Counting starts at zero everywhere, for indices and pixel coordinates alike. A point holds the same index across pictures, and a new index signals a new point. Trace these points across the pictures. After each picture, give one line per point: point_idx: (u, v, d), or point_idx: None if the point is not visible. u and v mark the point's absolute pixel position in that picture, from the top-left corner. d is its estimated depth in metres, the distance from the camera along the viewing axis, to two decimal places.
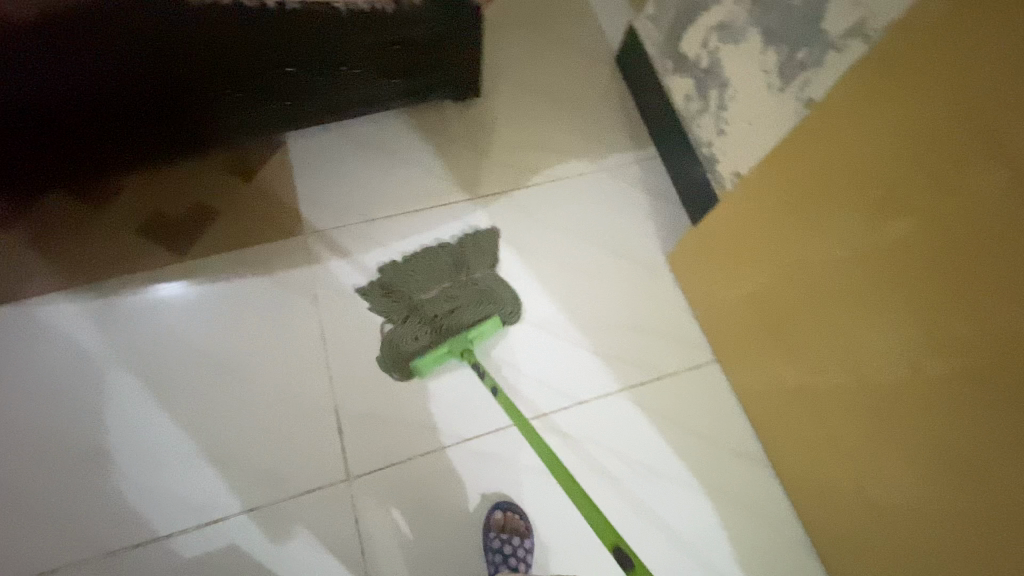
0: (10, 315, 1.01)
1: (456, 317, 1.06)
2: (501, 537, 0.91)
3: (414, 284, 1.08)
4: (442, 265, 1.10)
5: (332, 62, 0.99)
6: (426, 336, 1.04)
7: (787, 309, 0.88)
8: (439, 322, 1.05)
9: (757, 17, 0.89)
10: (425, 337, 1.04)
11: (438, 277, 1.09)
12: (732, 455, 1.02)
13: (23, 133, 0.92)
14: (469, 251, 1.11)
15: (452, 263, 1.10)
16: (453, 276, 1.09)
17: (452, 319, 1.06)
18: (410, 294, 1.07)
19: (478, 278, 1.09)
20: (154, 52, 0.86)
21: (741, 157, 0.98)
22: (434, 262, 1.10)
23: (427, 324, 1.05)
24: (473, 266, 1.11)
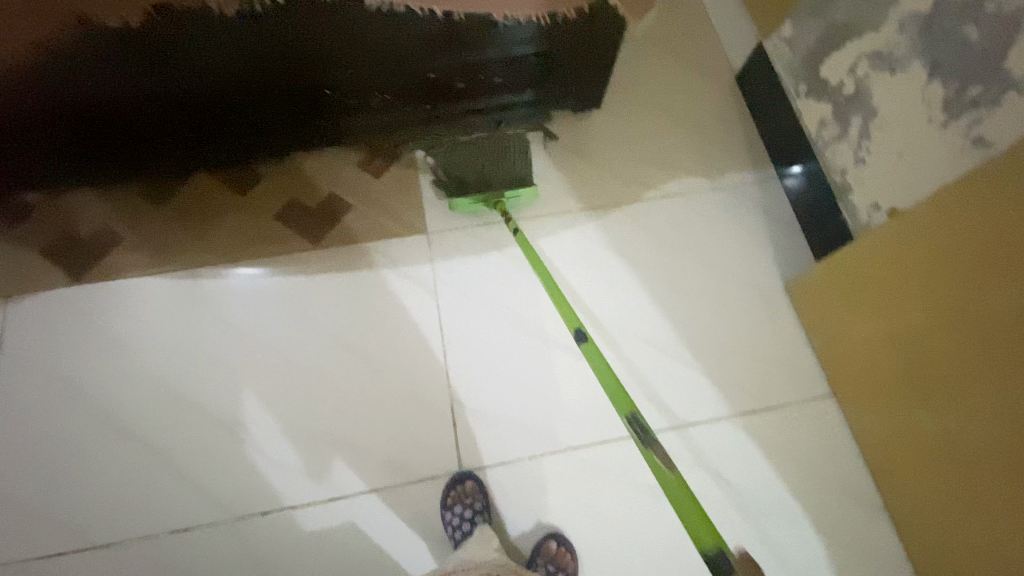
0: (160, 285, 1.10)
1: (496, 174, 1.12)
2: (547, 567, 0.92)
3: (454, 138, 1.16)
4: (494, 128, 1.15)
5: (474, 70, 1.03)
6: (464, 185, 1.12)
7: (933, 354, 0.85)
8: (480, 181, 1.11)
9: (922, 47, 0.86)
10: (465, 186, 1.11)
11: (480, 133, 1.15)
12: (845, 495, 1.00)
13: (185, 113, 1.00)
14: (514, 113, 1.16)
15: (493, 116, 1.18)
16: (491, 126, 1.17)
17: (488, 175, 1.12)
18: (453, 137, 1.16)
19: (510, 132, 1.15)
20: (313, 50, 0.92)
21: (883, 189, 0.96)
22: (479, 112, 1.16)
23: (468, 180, 1.11)
24: (512, 121, 1.18)
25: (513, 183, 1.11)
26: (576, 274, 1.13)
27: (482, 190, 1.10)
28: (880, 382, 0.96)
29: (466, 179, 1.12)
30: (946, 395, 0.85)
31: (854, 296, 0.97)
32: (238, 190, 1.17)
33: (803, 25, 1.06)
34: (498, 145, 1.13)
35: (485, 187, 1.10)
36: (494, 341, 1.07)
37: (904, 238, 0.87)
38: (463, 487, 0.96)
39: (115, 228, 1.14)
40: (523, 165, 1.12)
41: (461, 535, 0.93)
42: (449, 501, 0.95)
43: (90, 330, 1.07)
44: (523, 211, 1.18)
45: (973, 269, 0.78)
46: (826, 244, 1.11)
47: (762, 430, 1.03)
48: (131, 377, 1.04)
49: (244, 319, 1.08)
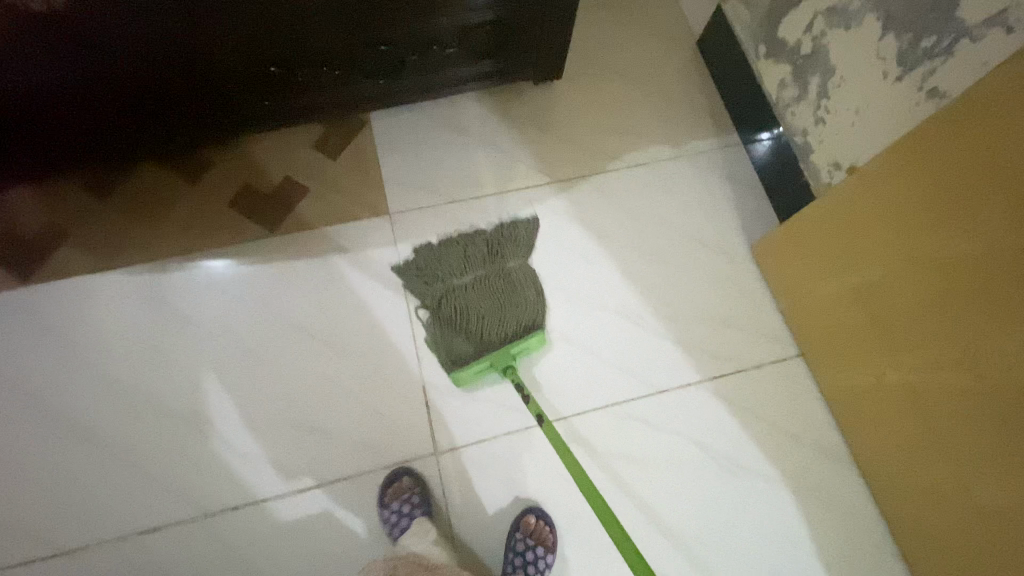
0: (110, 282, 1.06)
1: (500, 327, 1.01)
2: (526, 541, 0.92)
3: (450, 287, 1.04)
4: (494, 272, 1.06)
5: (427, 41, 0.99)
6: (468, 345, 1.01)
7: (896, 306, 0.87)
8: (484, 335, 1.01)
9: (876, 0, 0.86)
10: (468, 347, 1.01)
11: (478, 275, 1.05)
12: (814, 451, 1.02)
13: (122, 99, 0.94)
14: (511, 247, 1.09)
15: (488, 253, 1.07)
16: (488, 267, 1.06)
17: (491, 326, 1.01)
18: (445, 280, 1.05)
19: (511, 269, 1.07)
20: (253, 23, 0.87)
21: (842, 147, 0.96)
22: (477, 252, 1.07)
23: (471, 338, 1.01)
24: (508, 255, 1.08)
25: (519, 333, 1.01)
26: (541, 248, 1.11)
27: (488, 346, 1.00)
28: (847, 338, 0.97)
29: (468, 336, 1.01)
30: (909, 346, 0.86)
31: (821, 255, 0.97)
32: (188, 178, 1.12)
33: None
34: (501, 289, 1.04)
35: (490, 344, 1.00)
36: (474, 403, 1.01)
37: (868, 193, 0.86)
38: (399, 483, 0.95)
39: (59, 224, 1.08)
40: (530, 312, 1.03)
41: (397, 532, 0.91)
42: (387, 498, 0.94)
43: (40, 332, 1.03)
44: (529, 362, 1.05)
45: (934, 221, 0.78)
46: (790, 206, 1.11)
47: (733, 392, 1.05)
48: (89, 378, 1.01)
49: (205, 313, 1.05)
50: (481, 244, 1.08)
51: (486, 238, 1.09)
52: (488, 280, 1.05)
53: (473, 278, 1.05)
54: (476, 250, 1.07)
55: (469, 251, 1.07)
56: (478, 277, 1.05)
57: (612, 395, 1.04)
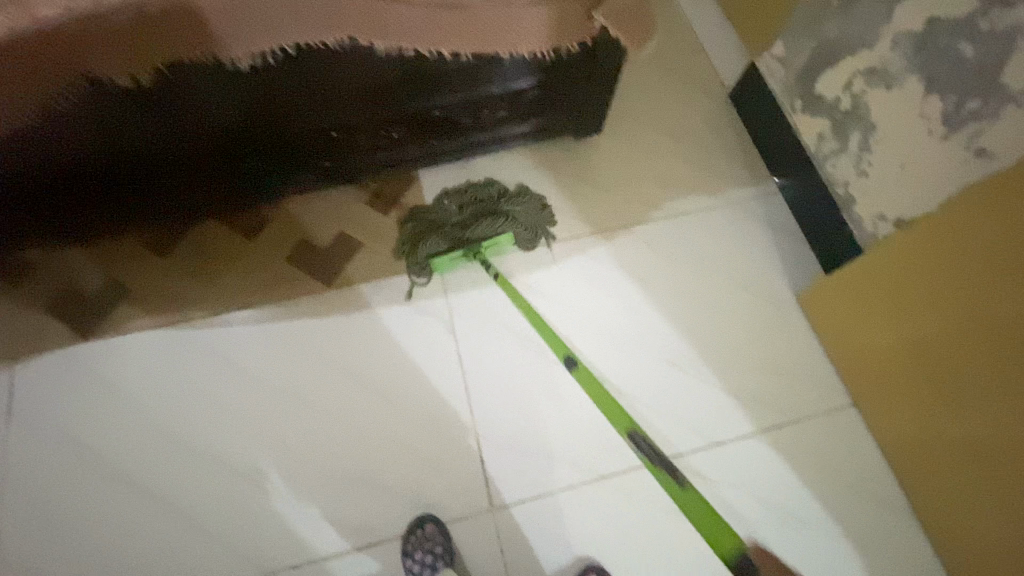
0: (171, 337, 1.08)
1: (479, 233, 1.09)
2: None
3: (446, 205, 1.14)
4: (485, 196, 1.15)
5: (479, 104, 1.04)
6: (443, 243, 1.08)
7: (954, 359, 0.87)
8: (460, 235, 1.09)
9: (917, 64, 0.89)
10: (443, 243, 1.08)
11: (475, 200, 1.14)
12: (875, 503, 1.00)
13: (192, 163, 0.99)
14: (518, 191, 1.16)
15: (496, 194, 1.15)
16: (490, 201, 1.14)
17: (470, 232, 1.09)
18: (442, 207, 1.14)
19: (509, 206, 1.13)
20: (321, 94, 0.92)
21: (887, 200, 0.99)
22: (481, 188, 1.16)
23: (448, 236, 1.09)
24: (514, 200, 1.15)
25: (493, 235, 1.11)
26: (589, 298, 1.13)
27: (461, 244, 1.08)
28: (904, 390, 0.97)
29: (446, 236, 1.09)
30: (971, 401, 0.86)
31: (874, 306, 0.98)
32: (245, 234, 1.16)
33: (795, 45, 1.10)
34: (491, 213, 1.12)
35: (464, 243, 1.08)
36: (489, 363, 1.07)
37: (922, 248, 0.89)
38: (422, 530, 0.94)
39: (122, 280, 1.12)
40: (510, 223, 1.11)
41: None
42: (409, 549, 0.94)
43: (102, 387, 1.05)
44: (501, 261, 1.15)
45: (992, 278, 0.80)
46: (833, 255, 1.13)
47: (787, 443, 1.04)
48: (148, 433, 1.02)
49: (262, 366, 1.07)
50: (489, 185, 1.16)
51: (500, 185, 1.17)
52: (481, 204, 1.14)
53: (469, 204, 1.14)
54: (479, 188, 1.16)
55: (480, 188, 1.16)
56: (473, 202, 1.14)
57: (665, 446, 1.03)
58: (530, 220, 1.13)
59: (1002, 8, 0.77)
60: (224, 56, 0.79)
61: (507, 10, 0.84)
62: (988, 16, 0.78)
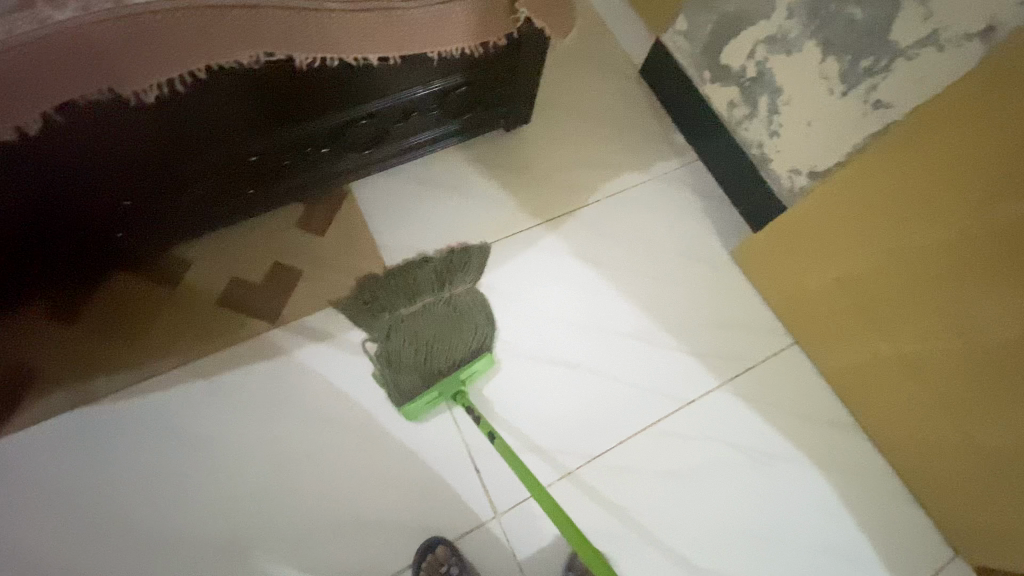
0: (98, 414, 0.95)
1: (448, 356, 1.01)
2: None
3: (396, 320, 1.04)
4: (430, 294, 1.06)
5: (408, 107, 1.00)
6: (415, 377, 0.99)
7: (881, 290, 0.98)
8: (430, 366, 1.00)
9: (813, 29, 0.98)
10: (413, 379, 0.99)
11: (425, 302, 1.06)
12: (827, 426, 1.13)
13: (93, 218, 0.86)
14: (455, 266, 1.10)
15: (436, 282, 1.07)
16: (435, 294, 1.06)
17: (440, 354, 1.01)
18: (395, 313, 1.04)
19: (460, 298, 1.07)
20: (236, 117, 0.83)
21: (799, 156, 1.08)
22: (420, 273, 1.08)
23: (418, 369, 1.00)
24: (458, 285, 1.09)
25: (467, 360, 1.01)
26: (529, 318, 1.12)
27: (434, 375, 0.99)
28: (840, 322, 1.08)
29: (415, 368, 1.00)
30: (898, 323, 0.98)
31: (802, 251, 1.08)
32: (163, 283, 1.03)
33: (698, 19, 1.16)
34: (451, 318, 1.04)
35: (436, 375, 0.99)
36: None
37: (846, 195, 0.98)
38: (434, 554, 0.92)
39: (23, 362, 0.96)
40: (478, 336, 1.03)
41: None
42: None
43: (27, 489, 0.91)
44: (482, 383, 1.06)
45: (901, 211, 0.91)
46: (757, 211, 1.22)
47: (749, 390, 1.13)
48: (95, 527, 0.90)
49: (218, 425, 0.97)
50: (430, 271, 1.08)
51: (435, 265, 1.09)
52: (436, 308, 1.05)
53: (423, 308, 1.05)
54: (422, 279, 1.07)
55: (419, 275, 1.07)
56: (428, 307, 1.05)
57: (647, 416, 1.08)
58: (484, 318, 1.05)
59: None
60: (128, 92, 0.70)
61: (430, 9, 0.80)
62: None
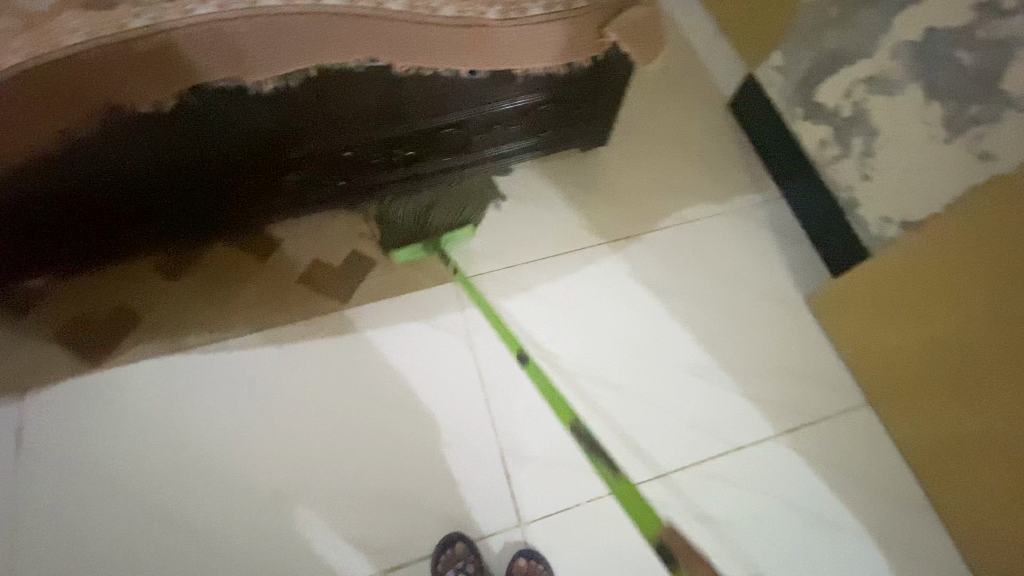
0: (184, 361, 1.07)
1: (437, 222, 1.12)
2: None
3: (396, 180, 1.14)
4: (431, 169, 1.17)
5: (491, 119, 1.05)
6: (403, 231, 1.12)
7: (972, 358, 0.89)
8: (420, 225, 1.12)
9: (918, 72, 0.93)
10: (402, 234, 1.12)
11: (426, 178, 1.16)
12: (895, 501, 1.02)
13: (206, 187, 0.98)
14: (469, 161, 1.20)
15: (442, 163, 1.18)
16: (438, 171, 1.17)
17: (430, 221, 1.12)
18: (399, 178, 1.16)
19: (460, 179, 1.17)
20: (336, 113, 0.92)
21: (892, 203, 1.01)
22: None
23: (409, 223, 1.12)
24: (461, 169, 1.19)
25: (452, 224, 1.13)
26: (581, 335, 1.12)
27: (420, 232, 1.12)
28: (922, 388, 0.98)
29: (409, 223, 1.12)
30: (991, 397, 0.88)
31: (885, 306, 1.00)
32: (255, 255, 1.15)
33: (793, 55, 1.13)
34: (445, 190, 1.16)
35: (424, 234, 1.12)
36: (512, 372, 1.08)
37: (935, 246, 0.91)
38: (453, 549, 0.94)
39: (132, 307, 1.11)
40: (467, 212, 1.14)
41: None
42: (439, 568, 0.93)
43: (117, 416, 1.04)
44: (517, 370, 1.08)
45: (1004, 274, 0.82)
46: (840, 257, 1.15)
47: (807, 445, 1.05)
48: (165, 460, 1.01)
49: (279, 389, 1.06)
50: None
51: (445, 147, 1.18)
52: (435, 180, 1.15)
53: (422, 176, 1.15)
54: None
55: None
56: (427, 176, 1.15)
57: (689, 453, 1.04)
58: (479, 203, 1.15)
59: (998, 19, 0.81)
60: (250, 81, 0.81)
61: (521, 28, 0.85)
62: (986, 25, 0.82)
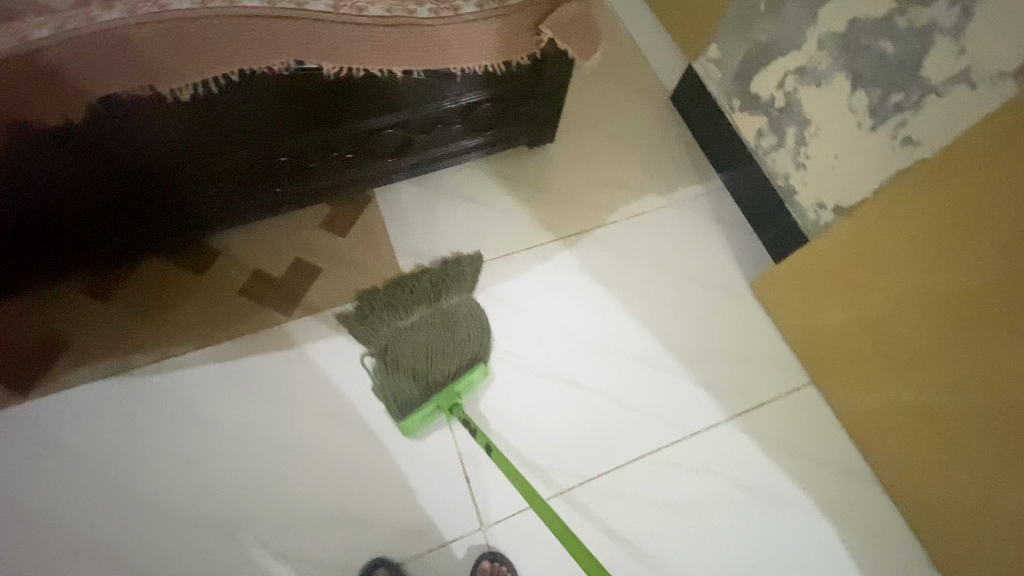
0: (120, 386, 1.01)
1: (444, 367, 1.02)
2: None
3: (393, 326, 1.06)
4: (421, 302, 1.08)
5: (432, 119, 1.03)
6: (414, 388, 1.01)
7: (904, 335, 0.94)
8: (430, 376, 1.01)
9: (844, 62, 0.96)
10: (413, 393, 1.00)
11: (421, 314, 1.07)
12: (839, 473, 1.07)
13: (132, 203, 0.92)
14: (454, 279, 1.11)
15: (432, 292, 1.09)
16: (431, 304, 1.08)
17: (439, 367, 1.02)
18: (393, 324, 1.06)
19: (454, 306, 1.08)
20: (267, 119, 0.89)
21: (825, 190, 1.05)
22: (416, 283, 1.10)
23: (418, 378, 1.01)
24: (453, 294, 1.09)
25: (461, 370, 1.02)
26: (535, 334, 1.12)
27: (432, 388, 1.01)
28: (861, 365, 1.03)
29: (415, 375, 1.02)
30: (923, 370, 0.93)
31: (822, 289, 1.05)
32: (193, 270, 1.09)
33: (728, 48, 1.16)
34: (444, 326, 1.05)
35: (434, 391, 1.00)
36: None
37: (867, 233, 0.95)
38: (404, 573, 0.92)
39: (58, 332, 1.04)
40: (472, 345, 1.04)
41: None
42: None
43: (48, 451, 0.97)
44: None
45: (929, 254, 0.87)
46: (780, 243, 1.19)
47: (757, 427, 1.09)
48: (105, 493, 0.96)
49: (225, 409, 1.01)
50: (426, 282, 1.10)
51: (431, 277, 1.11)
52: (432, 319, 1.06)
53: (417, 317, 1.06)
54: (420, 288, 1.09)
55: (414, 287, 1.09)
56: (424, 315, 1.07)
57: (646, 443, 1.06)
58: (478, 335, 1.06)
59: (917, 7, 0.84)
60: (164, 89, 0.75)
61: (453, 26, 0.83)
62: (905, 16, 0.86)
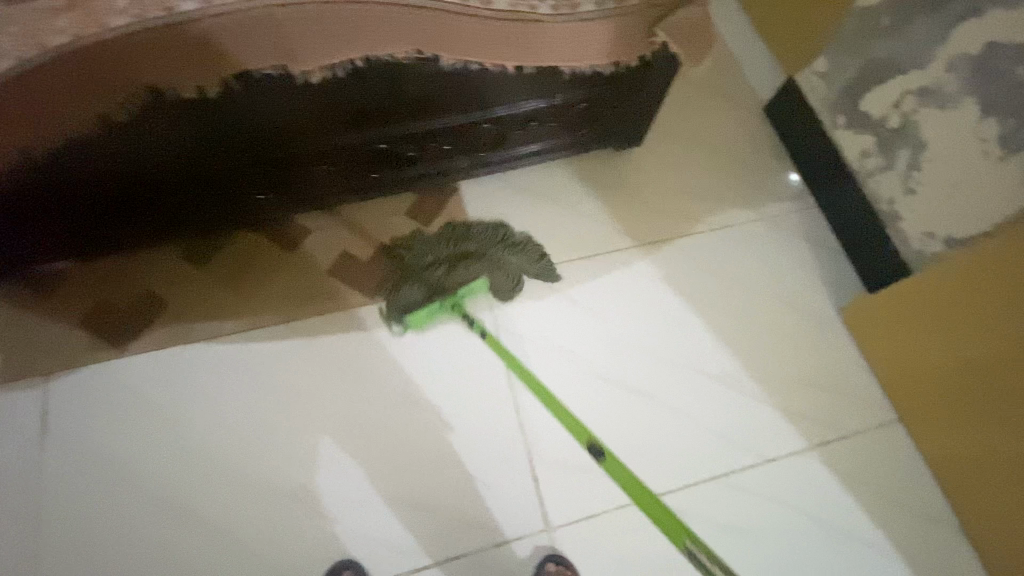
0: (211, 351, 1.06)
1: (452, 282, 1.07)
2: None
3: (433, 240, 1.11)
4: (470, 236, 1.11)
5: (531, 115, 1.03)
6: (421, 293, 1.06)
7: (1010, 380, 0.88)
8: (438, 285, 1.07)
9: (974, 86, 0.91)
10: (418, 294, 1.06)
11: (467, 247, 1.10)
12: (922, 518, 1.01)
13: (241, 175, 0.96)
14: (518, 240, 1.12)
15: (492, 238, 1.11)
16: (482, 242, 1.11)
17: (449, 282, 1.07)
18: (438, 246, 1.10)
19: (506, 258, 1.10)
20: (377, 104, 0.90)
21: (936, 218, 1.00)
22: (481, 223, 1.13)
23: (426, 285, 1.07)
24: (510, 250, 1.11)
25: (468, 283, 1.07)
26: (609, 338, 1.10)
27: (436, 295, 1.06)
28: (957, 408, 0.97)
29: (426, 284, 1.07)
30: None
31: (921, 323, 0.99)
32: (284, 245, 1.13)
33: (839, 62, 1.10)
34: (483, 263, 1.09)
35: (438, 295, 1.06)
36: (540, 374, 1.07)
37: (978, 268, 0.90)
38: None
39: (157, 294, 1.09)
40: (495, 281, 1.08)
41: None
42: None
43: (142, 405, 1.02)
44: (541, 369, 1.07)
45: None
46: (876, 271, 1.13)
47: (836, 459, 1.04)
48: (190, 450, 1.00)
49: (305, 382, 1.05)
50: (493, 228, 1.12)
51: (498, 229, 1.12)
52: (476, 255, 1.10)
53: (461, 249, 1.10)
54: (478, 225, 1.12)
55: (477, 227, 1.12)
56: (467, 248, 1.10)
57: (716, 463, 1.03)
58: (507, 279, 1.09)
59: None
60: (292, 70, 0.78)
61: (571, 24, 0.82)
62: None
